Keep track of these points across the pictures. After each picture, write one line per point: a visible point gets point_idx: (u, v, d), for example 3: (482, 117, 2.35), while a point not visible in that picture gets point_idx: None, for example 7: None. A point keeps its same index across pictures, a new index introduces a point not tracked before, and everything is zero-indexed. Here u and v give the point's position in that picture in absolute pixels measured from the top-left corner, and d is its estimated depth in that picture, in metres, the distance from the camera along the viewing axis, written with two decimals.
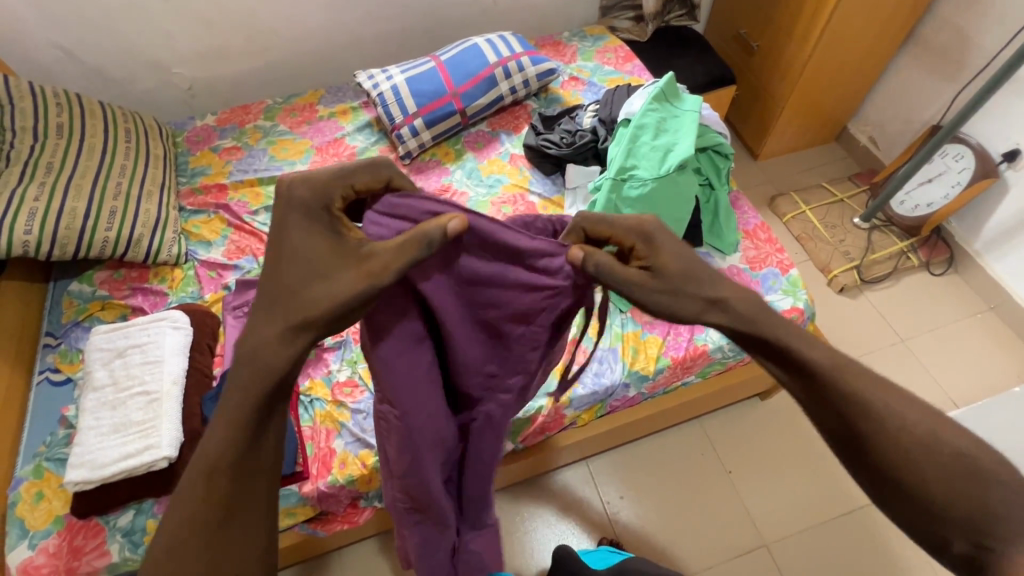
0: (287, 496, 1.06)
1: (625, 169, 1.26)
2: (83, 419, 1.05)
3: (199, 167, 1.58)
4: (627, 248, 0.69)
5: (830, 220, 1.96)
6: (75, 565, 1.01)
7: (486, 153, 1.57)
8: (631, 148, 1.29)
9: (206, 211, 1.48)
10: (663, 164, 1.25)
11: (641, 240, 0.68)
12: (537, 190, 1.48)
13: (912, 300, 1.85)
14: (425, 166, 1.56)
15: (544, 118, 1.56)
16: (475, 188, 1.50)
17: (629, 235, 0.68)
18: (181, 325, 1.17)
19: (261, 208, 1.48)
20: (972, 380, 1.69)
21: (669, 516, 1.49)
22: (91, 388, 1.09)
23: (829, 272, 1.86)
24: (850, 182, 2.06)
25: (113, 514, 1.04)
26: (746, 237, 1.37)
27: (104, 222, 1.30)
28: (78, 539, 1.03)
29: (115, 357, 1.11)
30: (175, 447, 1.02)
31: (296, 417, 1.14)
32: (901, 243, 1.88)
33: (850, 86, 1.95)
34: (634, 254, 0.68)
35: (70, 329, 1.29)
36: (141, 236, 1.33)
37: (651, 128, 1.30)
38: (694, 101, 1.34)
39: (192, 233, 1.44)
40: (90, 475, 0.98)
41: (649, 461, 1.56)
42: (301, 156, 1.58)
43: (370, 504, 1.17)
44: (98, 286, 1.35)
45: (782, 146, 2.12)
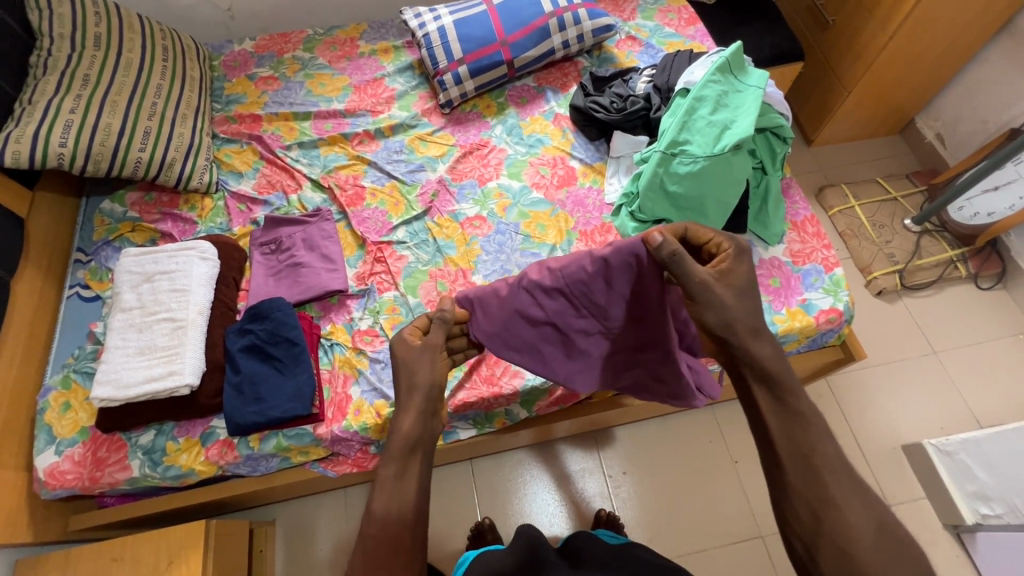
0: (300, 436, 1.09)
1: (676, 144, 1.19)
2: (110, 338, 1.07)
3: (234, 94, 1.54)
4: (713, 249, 0.84)
5: (878, 219, 1.88)
6: (98, 475, 1.05)
7: (530, 110, 1.50)
8: (686, 120, 1.20)
9: (239, 141, 1.46)
10: (719, 141, 1.17)
11: (731, 249, 0.81)
12: (579, 155, 1.41)
13: (953, 312, 1.77)
14: (465, 118, 1.50)
15: (595, 79, 1.48)
16: (514, 146, 1.44)
17: (724, 241, 0.83)
18: (209, 257, 1.16)
19: (294, 143, 1.44)
20: (1004, 400, 1.62)
21: (667, 496, 1.50)
22: (119, 308, 1.10)
23: (869, 272, 1.80)
24: (907, 180, 1.96)
25: (135, 433, 1.08)
26: (793, 228, 1.30)
27: (137, 142, 1.27)
28: (102, 451, 1.07)
29: (143, 281, 1.12)
30: (197, 376, 1.04)
31: (315, 359, 1.15)
32: (951, 250, 1.79)
33: (926, 76, 1.80)
34: (714, 249, 0.84)
35: (100, 247, 1.29)
36: (174, 160, 1.31)
37: (710, 100, 1.21)
38: (761, 77, 1.24)
39: (224, 162, 1.42)
40: (115, 393, 1.01)
41: (658, 440, 1.57)
42: (338, 94, 1.53)
43: None
44: (128, 207, 1.34)
45: (839, 134, 2.01)
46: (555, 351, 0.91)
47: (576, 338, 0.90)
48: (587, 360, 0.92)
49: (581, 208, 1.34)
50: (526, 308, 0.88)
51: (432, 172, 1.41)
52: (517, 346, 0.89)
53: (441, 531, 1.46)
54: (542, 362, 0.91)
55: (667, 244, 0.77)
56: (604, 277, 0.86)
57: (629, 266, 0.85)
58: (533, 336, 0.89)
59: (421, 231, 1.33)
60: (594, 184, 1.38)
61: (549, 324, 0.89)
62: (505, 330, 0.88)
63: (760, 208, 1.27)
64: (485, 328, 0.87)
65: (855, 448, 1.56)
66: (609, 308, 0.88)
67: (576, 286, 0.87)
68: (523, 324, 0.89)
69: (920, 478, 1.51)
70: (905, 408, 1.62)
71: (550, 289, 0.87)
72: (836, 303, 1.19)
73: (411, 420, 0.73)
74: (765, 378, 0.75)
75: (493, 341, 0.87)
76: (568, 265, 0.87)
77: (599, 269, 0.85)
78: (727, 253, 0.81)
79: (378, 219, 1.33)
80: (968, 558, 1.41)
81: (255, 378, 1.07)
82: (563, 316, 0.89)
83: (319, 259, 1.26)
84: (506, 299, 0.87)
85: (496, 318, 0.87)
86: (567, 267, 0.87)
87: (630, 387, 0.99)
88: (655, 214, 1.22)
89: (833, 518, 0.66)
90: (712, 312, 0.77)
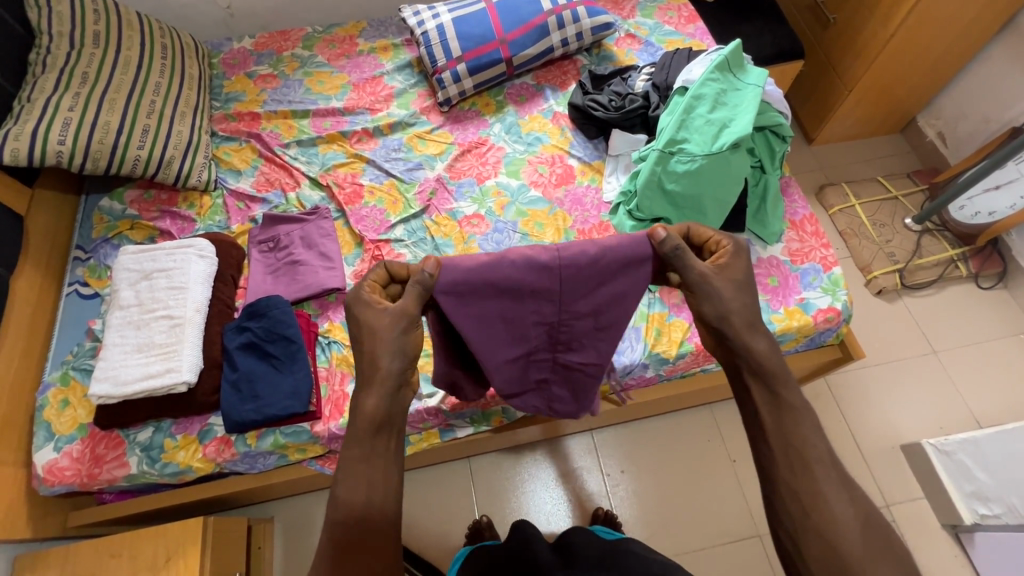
0: (298, 433, 1.09)
1: (674, 142, 1.19)
2: (108, 335, 1.08)
3: (233, 92, 1.54)
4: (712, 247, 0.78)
5: (879, 218, 1.87)
6: (96, 472, 1.05)
7: (528, 108, 1.50)
8: (684, 119, 1.20)
9: (238, 138, 1.46)
10: (717, 140, 1.16)
11: (732, 246, 0.75)
12: (578, 153, 1.41)
13: (953, 311, 1.76)
14: (463, 116, 1.50)
15: (594, 77, 1.47)
16: (513, 145, 1.44)
17: (725, 239, 0.76)
18: (207, 255, 1.16)
19: (293, 142, 1.44)
20: (1004, 400, 1.62)
21: (664, 494, 1.50)
22: (118, 306, 1.11)
23: (869, 272, 1.79)
24: (908, 179, 1.95)
25: (133, 430, 1.08)
26: (792, 227, 1.29)
27: (136, 140, 1.28)
28: (100, 448, 1.07)
29: (141, 278, 1.13)
30: (194, 373, 1.04)
31: (313, 357, 1.15)
32: (952, 250, 1.78)
33: (928, 74, 1.79)
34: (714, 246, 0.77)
35: (99, 245, 1.30)
36: (172, 158, 1.31)
37: (708, 98, 1.21)
38: (760, 75, 1.23)
39: (223, 160, 1.42)
40: (113, 390, 1.02)
41: (657, 440, 1.57)
42: (337, 92, 1.53)
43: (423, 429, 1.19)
44: (128, 205, 1.35)
45: (840, 132, 2.00)
46: (497, 335, 0.82)
47: (533, 322, 0.82)
48: (532, 345, 0.85)
49: (579, 206, 1.34)
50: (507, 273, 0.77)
51: (430, 170, 1.41)
52: (471, 316, 0.79)
53: (439, 529, 1.46)
54: (486, 340, 0.81)
55: (669, 239, 0.74)
56: (600, 266, 0.79)
57: (631, 261, 0.79)
58: (495, 311, 0.80)
59: (419, 230, 1.33)
60: (592, 182, 1.38)
61: (515, 300, 0.80)
62: (470, 293, 0.77)
63: (759, 207, 1.27)
64: (450, 285, 0.76)
65: (854, 447, 1.56)
66: (583, 301, 0.82)
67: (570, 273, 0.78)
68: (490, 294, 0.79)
69: (918, 477, 1.50)
70: (904, 408, 1.62)
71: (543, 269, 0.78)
72: (834, 302, 1.19)
73: (376, 398, 0.67)
74: (759, 371, 0.70)
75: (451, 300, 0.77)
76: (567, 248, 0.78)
77: (604, 262, 0.79)
78: (728, 251, 0.75)
79: (376, 217, 1.33)
80: (967, 558, 1.41)
81: (253, 376, 1.07)
82: (534, 296, 0.80)
83: (317, 257, 1.26)
84: (489, 264, 0.77)
85: (467, 278, 0.76)
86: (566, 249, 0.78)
87: (540, 388, 0.95)
88: (653, 212, 1.22)
89: (822, 512, 0.62)
90: (709, 304, 0.72)
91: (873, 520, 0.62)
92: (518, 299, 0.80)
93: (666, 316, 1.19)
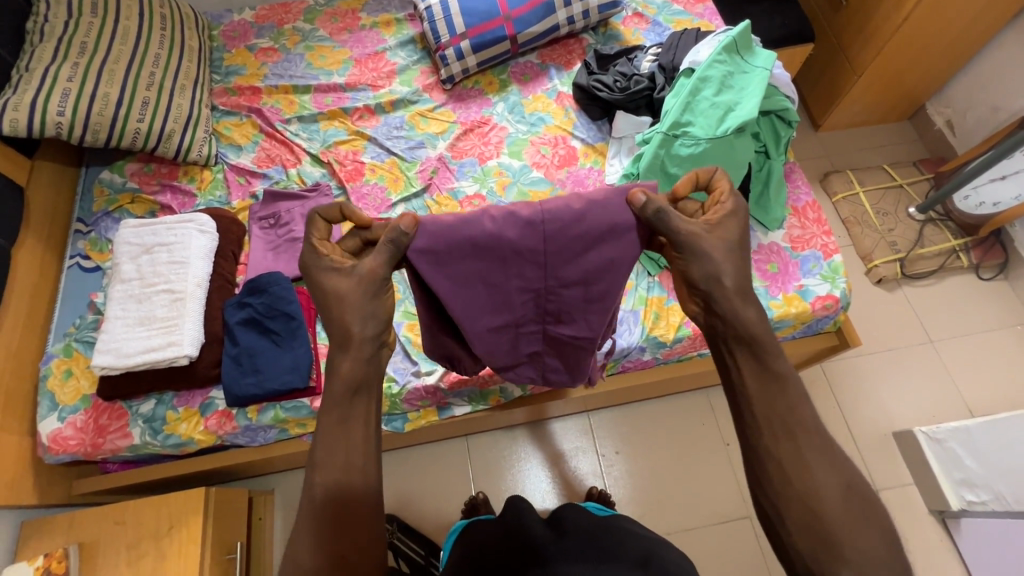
0: (298, 408, 1.10)
1: (678, 125, 1.17)
2: (110, 308, 1.08)
3: (234, 65, 1.52)
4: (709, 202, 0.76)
5: (882, 207, 1.86)
6: (99, 442, 1.07)
7: (532, 87, 1.48)
8: (689, 101, 1.18)
9: (238, 113, 1.44)
10: (722, 124, 1.15)
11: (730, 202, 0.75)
12: (581, 134, 1.40)
13: (952, 302, 1.76)
14: (466, 94, 1.48)
15: (600, 57, 1.45)
16: (515, 125, 1.43)
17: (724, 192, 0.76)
18: (207, 230, 1.16)
19: (294, 117, 1.43)
20: (998, 391, 1.63)
21: (658, 474, 1.53)
22: (119, 279, 1.11)
23: (869, 261, 1.79)
24: (914, 167, 1.93)
25: (136, 401, 1.10)
26: (794, 214, 1.29)
27: (136, 112, 1.27)
28: (103, 418, 1.09)
29: (143, 252, 1.13)
30: (195, 347, 1.05)
31: (313, 334, 1.16)
32: (954, 240, 1.78)
33: (939, 61, 1.76)
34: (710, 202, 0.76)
35: (100, 218, 1.30)
36: (173, 131, 1.30)
37: (715, 81, 1.19)
38: (768, 58, 1.21)
39: (223, 134, 1.41)
40: (115, 361, 1.03)
41: (652, 423, 1.58)
42: (339, 67, 1.51)
43: (421, 408, 1.21)
44: (128, 177, 1.34)
45: (847, 119, 1.98)
46: (480, 301, 0.80)
47: (518, 288, 0.79)
48: (517, 313, 0.82)
49: (581, 188, 1.33)
50: (484, 230, 0.74)
51: (432, 149, 1.40)
52: (453, 276, 0.77)
53: (435, 504, 1.49)
54: (467, 304, 0.79)
55: (652, 202, 0.71)
56: (584, 226, 0.75)
57: (617, 228, 0.75)
58: (477, 273, 0.77)
59: (420, 209, 1.33)
60: (595, 165, 1.37)
61: (498, 263, 0.77)
62: (447, 253, 0.75)
63: (762, 192, 1.27)
64: (424, 241, 0.74)
65: (846, 434, 1.58)
66: (568, 266, 0.78)
67: (553, 231, 0.74)
68: (470, 255, 0.76)
69: (908, 464, 1.52)
70: (898, 396, 1.63)
71: (526, 227, 0.74)
72: (833, 290, 1.19)
73: (347, 355, 0.69)
74: (741, 331, 0.70)
75: (425, 260, 0.74)
76: (551, 208, 0.75)
77: (589, 220, 0.75)
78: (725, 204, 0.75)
79: (377, 195, 1.33)
80: (952, 544, 1.43)
81: (253, 351, 1.08)
82: (518, 260, 0.76)
83: None
84: (466, 219, 0.75)
85: (444, 236, 0.74)
86: (546, 209, 0.75)
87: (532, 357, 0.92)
88: None
89: (806, 482, 0.64)
90: (699, 263, 0.72)
91: (859, 503, 0.63)
92: (499, 261, 0.76)
93: (664, 300, 1.19)
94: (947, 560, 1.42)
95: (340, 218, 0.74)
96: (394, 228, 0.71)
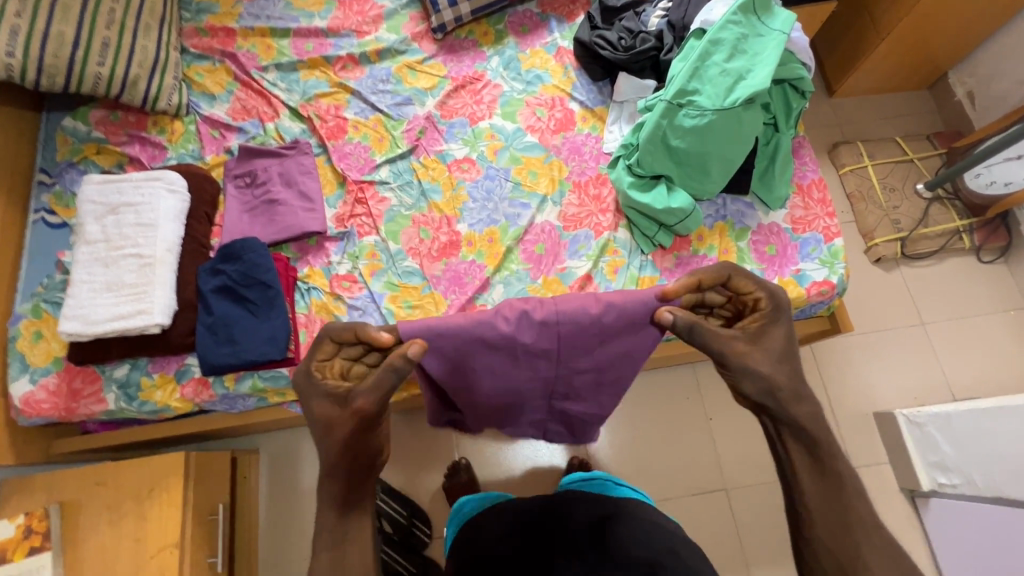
0: (275, 378, 1.08)
1: (684, 92, 1.09)
2: (76, 272, 1.03)
3: (205, 2, 1.39)
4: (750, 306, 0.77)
5: (890, 182, 1.79)
6: (73, 406, 1.05)
7: (530, 41, 1.36)
8: (698, 67, 1.09)
9: (211, 57, 1.33)
10: (730, 94, 1.07)
11: (771, 311, 0.75)
12: (580, 96, 1.31)
13: (950, 284, 1.74)
14: (459, 45, 1.36)
15: (605, 9, 1.33)
16: (511, 82, 1.33)
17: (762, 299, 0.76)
18: (177, 190, 1.09)
19: (271, 65, 1.32)
20: (983, 375, 1.64)
21: (648, 451, 1.55)
22: (84, 240, 1.05)
23: (870, 239, 1.74)
24: (927, 141, 1.85)
25: (109, 366, 1.07)
26: (798, 192, 1.23)
27: (95, 55, 1.16)
28: (76, 382, 1.06)
29: (108, 212, 1.06)
30: (167, 316, 1.01)
31: (291, 303, 1.12)
32: (959, 221, 1.73)
33: (969, 26, 1.64)
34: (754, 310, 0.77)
35: (64, 169, 1.22)
36: (138, 77, 1.20)
37: (727, 44, 1.09)
38: (786, 19, 1.11)
39: (195, 81, 1.31)
40: (83, 328, 0.99)
41: (638, 396, 1.59)
42: (320, 8, 1.38)
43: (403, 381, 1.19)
44: (94, 125, 1.25)
45: (863, 86, 1.87)
46: (494, 387, 0.88)
47: (533, 372, 0.87)
48: (529, 396, 0.91)
49: (577, 155, 1.26)
50: (503, 334, 0.82)
51: (420, 106, 1.31)
52: (475, 375, 0.87)
53: (420, 467, 1.52)
54: (483, 390, 0.88)
55: (679, 320, 0.77)
56: (600, 326, 0.83)
57: (632, 326, 0.85)
58: (492, 367, 0.85)
59: (406, 172, 1.25)
60: (593, 131, 1.29)
61: (509, 358, 0.84)
62: (461, 354, 0.83)
63: (766, 168, 1.20)
64: (444, 347, 0.82)
65: (828, 412, 1.59)
66: (579, 356, 0.86)
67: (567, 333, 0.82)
68: (483, 354, 0.84)
69: (886, 445, 1.55)
70: (884, 377, 1.64)
71: (541, 329, 0.83)
72: (831, 276, 1.15)
73: None
74: None
75: (443, 362, 0.83)
76: (562, 309, 0.82)
77: (605, 321, 0.83)
78: (762, 316, 0.76)
79: (360, 155, 1.25)
80: (918, 520, 1.48)
81: (228, 320, 1.04)
82: (529, 357, 0.85)
83: (297, 196, 1.19)
84: (481, 323, 0.82)
85: (458, 340, 0.82)
86: (559, 308, 0.82)
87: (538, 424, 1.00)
88: (655, 169, 1.14)
89: None
90: None
91: None
92: (510, 357, 0.84)
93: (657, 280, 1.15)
94: (912, 535, 1.48)
95: (334, 340, 0.74)
96: (400, 354, 0.72)
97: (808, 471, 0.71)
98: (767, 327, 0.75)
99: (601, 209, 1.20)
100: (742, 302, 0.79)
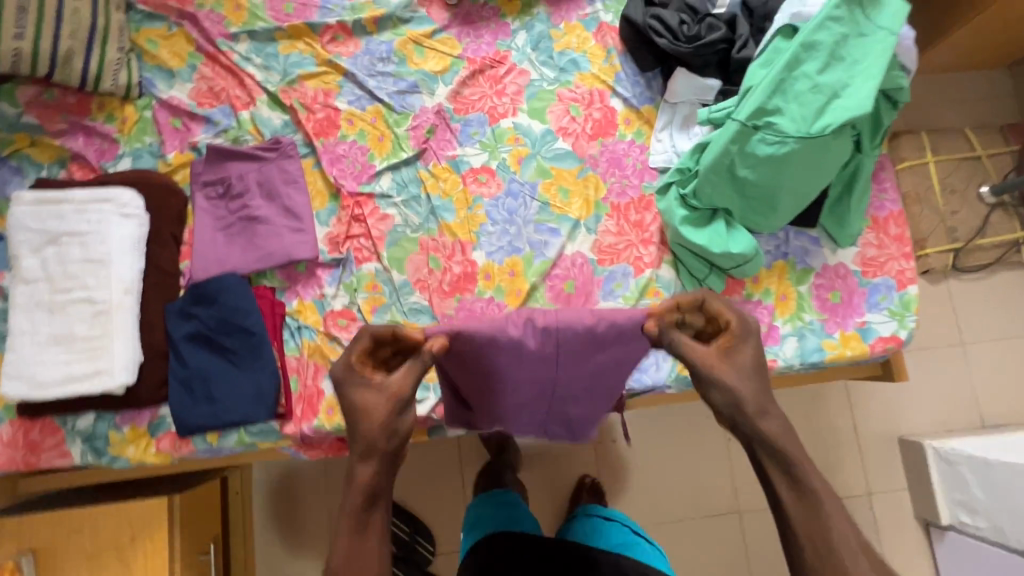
0: (265, 433, 0.93)
1: (762, 112, 0.87)
2: (13, 320, 0.86)
3: None
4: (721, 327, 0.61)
5: (951, 183, 1.60)
6: (33, 460, 0.92)
7: (565, 11, 1.10)
8: (783, 78, 0.86)
9: (165, 19, 1.06)
10: (819, 118, 0.86)
11: (740, 333, 0.59)
12: (623, 90, 1.07)
13: (997, 300, 1.61)
14: (476, 14, 1.10)
15: None
16: (540, 68, 1.08)
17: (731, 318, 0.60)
18: (132, 214, 0.92)
19: (242, 33, 1.06)
20: (1015, 400, 1.56)
21: (657, 485, 1.47)
22: (21, 279, 0.88)
23: (920, 248, 1.58)
24: (999, 135, 1.63)
25: (71, 416, 0.93)
26: (872, 225, 1.05)
27: (12, 23, 0.94)
28: (34, 433, 0.92)
29: (47, 243, 0.88)
30: (132, 374, 0.87)
31: (279, 346, 0.96)
32: (1021, 232, 1.56)
33: None
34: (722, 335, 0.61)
35: None
36: (70, 53, 0.97)
37: (823, 50, 0.86)
38: (898, 13, 0.87)
39: (147, 51, 1.05)
40: (30, 392, 0.84)
41: (657, 424, 1.49)
42: None
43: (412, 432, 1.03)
44: (24, 109, 1.01)
45: (939, 64, 1.61)
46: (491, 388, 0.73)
47: (534, 380, 0.70)
48: (526, 405, 0.76)
49: (617, 168, 1.05)
50: (506, 343, 0.65)
51: (427, 96, 1.07)
52: (481, 371, 0.70)
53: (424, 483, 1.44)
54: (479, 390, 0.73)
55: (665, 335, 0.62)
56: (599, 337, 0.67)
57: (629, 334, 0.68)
58: (500, 372, 0.69)
59: (411, 182, 1.04)
60: (637, 137, 1.06)
61: (511, 367, 0.68)
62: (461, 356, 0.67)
63: (840, 197, 1.01)
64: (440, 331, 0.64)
65: (851, 435, 1.52)
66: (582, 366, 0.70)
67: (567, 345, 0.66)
68: (491, 358, 0.67)
69: (907, 471, 1.50)
70: (914, 399, 1.55)
71: (543, 340, 0.66)
72: (899, 330, 1.01)
73: None
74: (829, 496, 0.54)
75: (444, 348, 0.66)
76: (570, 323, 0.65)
77: (600, 332, 0.67)
78: (731, 337, 0.59)
79: (356, 159, 1.04)
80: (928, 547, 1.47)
81: (205, 375, 0.90)
82: (531, 367, 0.68)
83: (281, 213, 0.99)
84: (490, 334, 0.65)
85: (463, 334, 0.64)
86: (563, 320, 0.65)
87: (535, 427, 0.83)
88: (714, 202, 0.94)
89: None
90: None
91: None
92: (514, 365, 0.68)
93: None
94: (919, 560, 1.47)
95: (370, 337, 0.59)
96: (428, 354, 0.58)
97: (794, 504, 0.53)
98: (733, 347, 0.59)
99: (643, 239, 1.02)
100: (709, 326, 0.63)
